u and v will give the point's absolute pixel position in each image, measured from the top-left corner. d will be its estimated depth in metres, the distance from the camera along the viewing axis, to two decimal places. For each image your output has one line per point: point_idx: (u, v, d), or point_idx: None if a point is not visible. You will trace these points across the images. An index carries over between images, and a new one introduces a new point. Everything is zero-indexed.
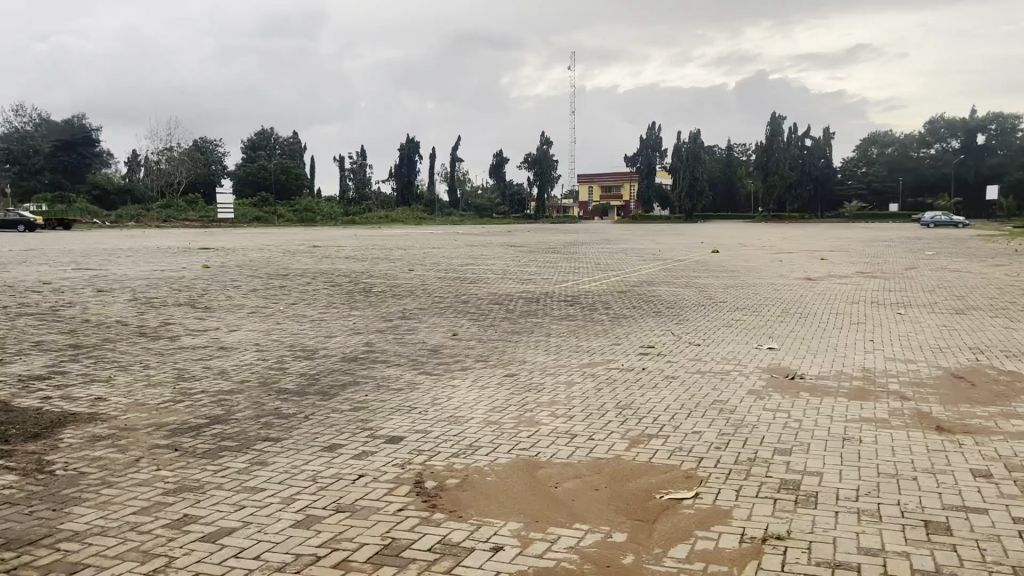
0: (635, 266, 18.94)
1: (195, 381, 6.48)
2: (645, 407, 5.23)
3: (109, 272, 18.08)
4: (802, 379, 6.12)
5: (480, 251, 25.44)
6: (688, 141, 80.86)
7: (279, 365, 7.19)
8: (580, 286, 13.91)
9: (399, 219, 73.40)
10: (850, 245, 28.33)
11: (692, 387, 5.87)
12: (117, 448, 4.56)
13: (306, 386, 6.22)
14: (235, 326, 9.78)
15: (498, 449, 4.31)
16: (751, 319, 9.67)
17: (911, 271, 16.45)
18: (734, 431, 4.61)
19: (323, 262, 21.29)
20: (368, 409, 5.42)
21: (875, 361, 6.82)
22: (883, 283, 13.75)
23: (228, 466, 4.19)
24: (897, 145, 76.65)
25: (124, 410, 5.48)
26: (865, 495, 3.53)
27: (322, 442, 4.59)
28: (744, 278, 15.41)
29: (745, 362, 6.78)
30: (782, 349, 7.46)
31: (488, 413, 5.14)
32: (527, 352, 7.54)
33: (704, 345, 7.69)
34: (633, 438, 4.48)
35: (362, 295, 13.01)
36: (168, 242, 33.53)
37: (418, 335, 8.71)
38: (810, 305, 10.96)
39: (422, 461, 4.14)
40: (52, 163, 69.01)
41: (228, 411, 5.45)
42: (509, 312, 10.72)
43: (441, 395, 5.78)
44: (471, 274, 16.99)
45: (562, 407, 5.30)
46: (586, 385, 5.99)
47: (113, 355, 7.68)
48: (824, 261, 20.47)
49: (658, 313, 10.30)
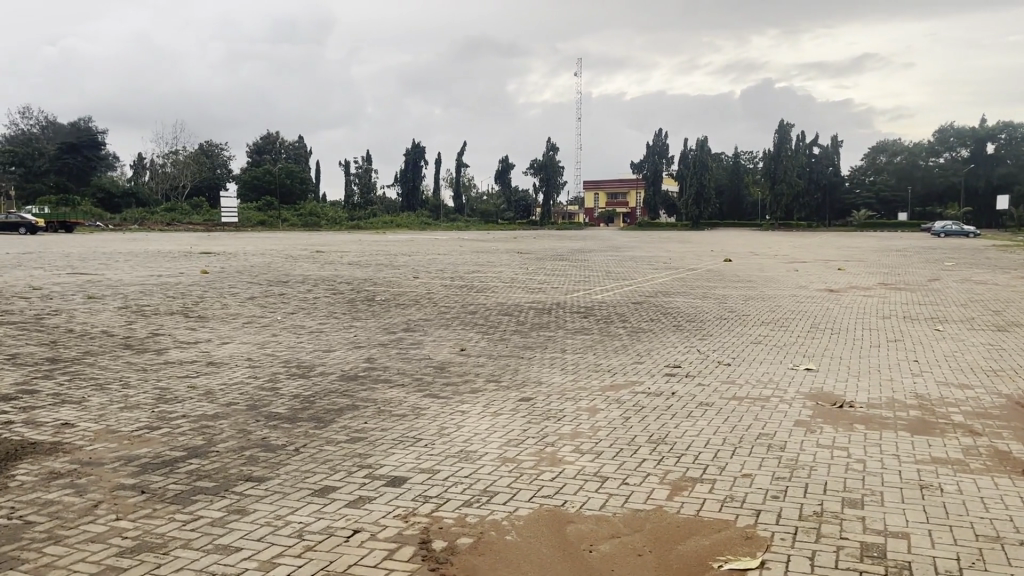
0: (647, 275, 18.35)
1: (176, 403, 5.85)
2: (683, 442, 4.59)
3: (104, 278, 17.47)
4: (850, 407, 5.47)
5: (488, 259, 25.01)
6: (695, 148, 80.20)
7: (271, 384, 6.56)
8: (594, 296, 13.28)
9: (404, 224, 72.76)
10: (866, 255, 27.79)
11: (730, 416, 5.25)
12: (74, 490, 3.92)
13: (298, 411, 5.58)
14: (228, 338, 9.15)
15: (517, 497, 3.68)
16: (779, 335, 9.02)
17: (935, 282, 15.79)
18: (789, 474, 3.98)
19: (325, 268, 20.77)
20: (367, 441, 4.77)
21: (927, 387, 6.15)
22: (910, 296, 13.08)
23: (199, 515, 3.56)
24: (906, 153, 75.90)
25: (93, 439, 4.85)
26: (970, 568, 2.90)
27: (312, 485, 3.96)
28: (763, 289, 14.83)
29: (785, 387, 6.13)
30: (821, 371, 6.82)
31: (504, 448, 4.51)
32: (542, 372, 6.89)
33: (736, 366, 7.05)
34: (675, 484, 3.85)
35: (365, 304, 12.42)
36: (170, 245, 33.14)
37: (423, 350, 8.08)
38: (839, 319, 10.30)
39: (428, 513, 3.51)
40: (56, 166, 68.49)
41: (209, 442, 4.81)
42: (520, 324, 10.07)
43: (450, 424, 5.14)
44: (478, 281, 16.39)
45: (587, 440, 4.66)
46: (612, 413, 5.35)
47: (91, 371, 7.06)
48: (840, 270, 19.80)
49: (679, 326, 9.68)
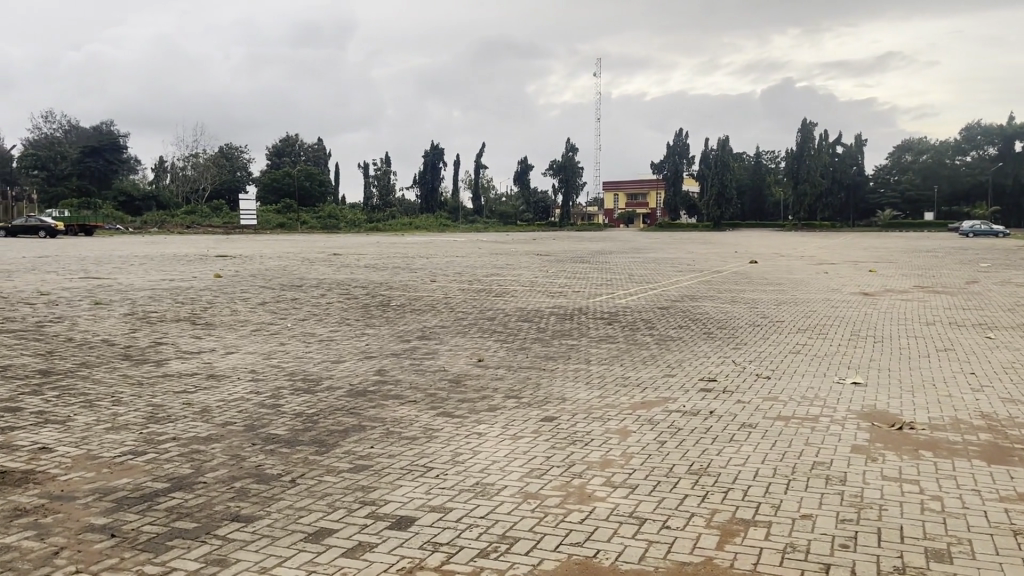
0: (672, 278, 17.74)
1: (168, 423, 5.36)
2: (727, 475, 4.05)
3: (114, 282, 17.09)
4: (911, 430, 4.90)
5: (507, 260, 24.54)
6: (715, 149, 79.28)
7: (273, 400, 6.08)
8: (618, 301, 12.73)
9: (423, 226, 72.34)
10: (896, 255, 27.01)
11: (777, 440, 4.69)
12: (35, 533, 3.43)
13: (299, 434, 5.08)
14: (233, 347, 8.69)
15: (541, 546, 3.15)
16: (820, 344, 8.43)
17: (973, 285, 15.17)
18: (856, 516, 3.44)
19: (341, 271, 20.24)
20: (373, 470, 4.26)
21: (992, 405, 5.57)
22: (951, 301, 12.45)
23: (173, 568, 3.06)
24: (931, 152, 74.67)
25: (69, 468, 4.37)
26: None
27: (307, 527, 3.46)
28: (794, 292, 14.21)
29: (834, 405, 5.57)
30: (870, 386, 6.24)
31: (525, 480, 3.98)
32: (565, 387, 6.35)
33: (777, 380, 6.48)
34: (724, 528, 3.33)
35: (380, 309, 11.93)
36: (186, 249, 32.82)
37: (439, 362, 7.57)
38: (880, 326, 9.70)
39: (438, 566, 2.99)
40: (79, 169, 68.25)
41: (196, 471, 4.32)
42: (542, 332, 9.52)
43: (466, 450, 4.61)
44: (496, 285, 15.88)
45: (620, 471, 4.12)
46: (644, 436, 4.80)
47: (84, 386, 6.59)
48: (872, 273, 19.15)
49: (710, 334, 9.12)
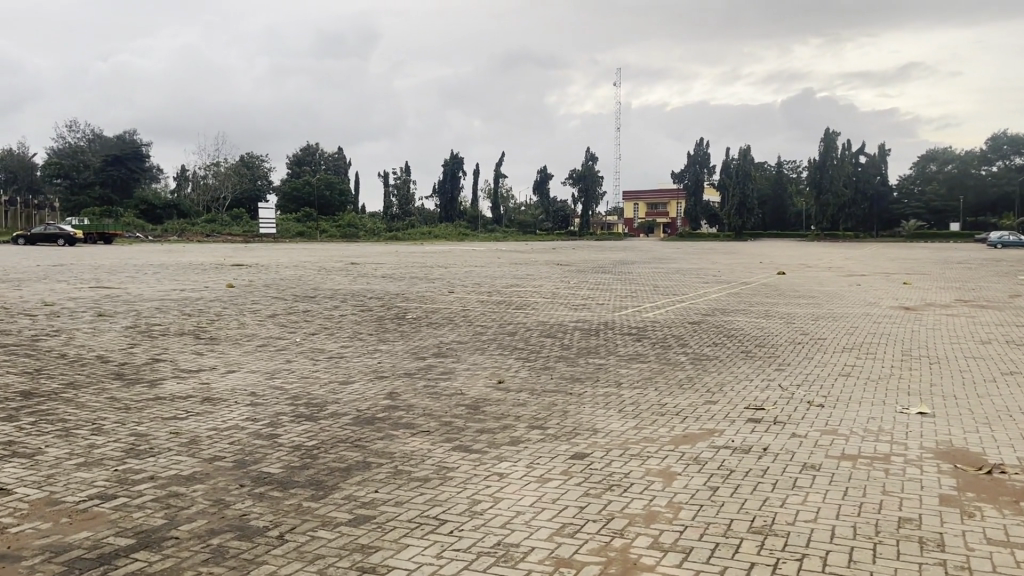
0: (699, 289, 17.06)
1: (149, 458, 4.74)
2: (799, 535, 3.38)
3: (122, 292, 16.52)
4: (1003, 475, 4.20)
5: (527, 270, 23.93)
6: (738, 158, 78.39)
7: (272, 429, 5.44)
8: (644, 315, 12.06)
9: (442, 236, 71.92)
10: (929, 267, 26.02)
11: (849, 488, 4.00)
12: None
13: (294, 473, 4.43)
14: (235, 365, 8.08)
15: None
16: (870, 365, 7.71)
17: (1017, 298, 14.49)
18: None
19: (356, 281, 19.75)
20: (376, 523, 3.61)
21: None
22: (997, 315, 11.71)
23: None
24: (957, 161, 73.66)
25: (23, 517, 3.73)
26: None
27: None
28: (830, 305, 13.53)
29: (904, 442, 4.87)
30: (939, 418, 5.51)
31: (557, 541, 3.32)
32: (596, 415, 5.67)
33: (832, 409, 5.76)
34: None
35: (394, 322, 11.33)
36: (203, 257, 32.28)
37: (454, 383, 6.92)
38: (932, 344, 8.99)
39: None
40: (102, 177, 68.38)
41: (170, 522, 3.68)
42: (566, 349, 8.85)
43: (485, 496, 3.95)
44: (517, 297, 15.23)
45: (669, 529, 3.45)
46: (693, 481, 4.12)
47: (65, 411, 5.97)
48: (907, 285, 18.42)
49: (748, 353, 8.44)
